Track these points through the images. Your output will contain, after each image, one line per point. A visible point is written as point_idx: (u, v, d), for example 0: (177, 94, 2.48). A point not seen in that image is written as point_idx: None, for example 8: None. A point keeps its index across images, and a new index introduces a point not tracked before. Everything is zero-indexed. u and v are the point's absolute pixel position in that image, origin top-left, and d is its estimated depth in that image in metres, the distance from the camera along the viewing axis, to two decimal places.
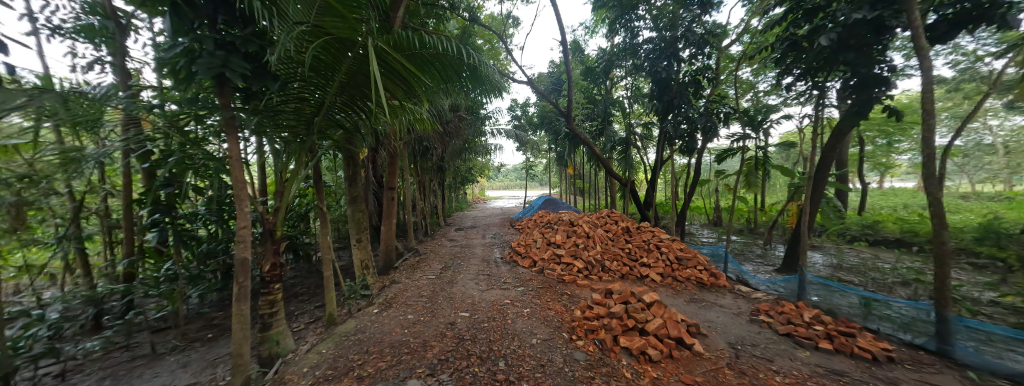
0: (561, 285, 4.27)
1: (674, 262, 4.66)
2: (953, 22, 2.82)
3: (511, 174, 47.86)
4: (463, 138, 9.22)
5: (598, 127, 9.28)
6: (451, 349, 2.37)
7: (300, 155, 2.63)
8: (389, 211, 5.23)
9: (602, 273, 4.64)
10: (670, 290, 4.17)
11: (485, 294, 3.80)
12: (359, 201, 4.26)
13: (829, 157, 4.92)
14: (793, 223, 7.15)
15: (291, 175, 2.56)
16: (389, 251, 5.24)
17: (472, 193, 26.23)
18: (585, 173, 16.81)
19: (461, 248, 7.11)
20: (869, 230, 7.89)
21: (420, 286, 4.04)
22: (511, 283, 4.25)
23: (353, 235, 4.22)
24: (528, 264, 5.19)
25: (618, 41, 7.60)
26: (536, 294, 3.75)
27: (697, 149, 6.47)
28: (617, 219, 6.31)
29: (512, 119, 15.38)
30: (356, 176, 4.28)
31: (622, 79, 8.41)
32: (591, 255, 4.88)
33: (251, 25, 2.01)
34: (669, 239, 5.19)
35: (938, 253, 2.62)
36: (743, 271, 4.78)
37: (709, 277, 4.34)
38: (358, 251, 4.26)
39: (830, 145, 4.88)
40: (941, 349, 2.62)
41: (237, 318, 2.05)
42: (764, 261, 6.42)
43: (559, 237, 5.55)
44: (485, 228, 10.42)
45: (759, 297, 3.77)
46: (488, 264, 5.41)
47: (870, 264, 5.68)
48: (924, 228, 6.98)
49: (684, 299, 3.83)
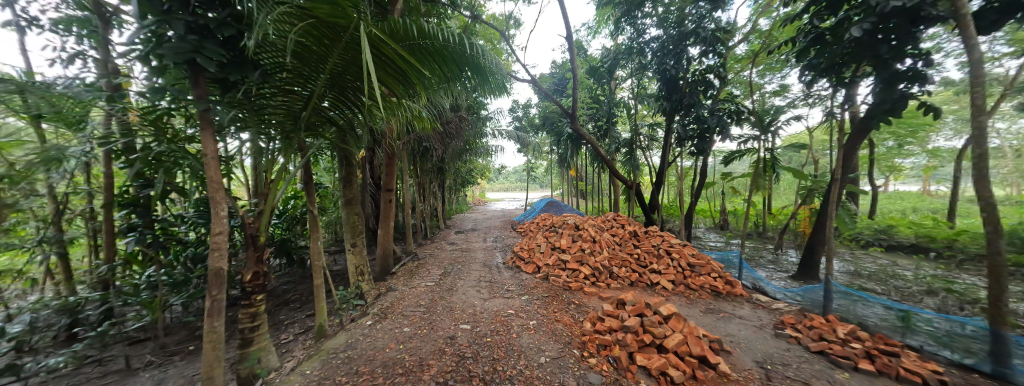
0: (568, 293, 4.04)
1: (686, 269, 4.43)
2: (1000, 11, 2.61)
3: (511, 176, 47.63)
4: (463, 139, 9.02)
5: (602, 128, 9.05)
6: (452, 370, 2.14)
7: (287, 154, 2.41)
8: (387, 214, 5.01)
9: (610, 281, 4.41)
10: (683, 299, 3.94)
11: (487, 304, 3.55)
12: (354, 203, 4.03)
13: (849, 159, 4.68)
14: (805, 228, 6.91)
15: (277, 177, 2.34)
16: (387, 256, 5.01)
17: (472, 196, 26.02)
18: (587, 176, 16.59)
19: (462, 251, 6.88)
20: (882, 235, 7.65)
21: (418, 294, 3.80)
22: (515, 292, 4.00)
23: (348, 240, 3.99)
24: (532, 270, 4.95)
25: (623, 40, 7.37)
26: (542, 304, 3.51)
27: (708, 151, 5.93)
28: (623, 222, 6.07)
29: (513, 121, 15.18)
30: (352, 178, 4.06)
31: (628, 79, 8.21)
32: (598, 261, 4.65)
33: (230, 7, 1.77)
34: (679, 243, 4.95)
35: (994, 266, 2.37)
36: (759, 278, 4.54)
37: (724, 285, 4.11)
38: (353, 257, 4.02)
39: (851, 145, 4.64)
40: (997, 371, 2.38)
41: (210, 337, 1.80)
42: (777, 267, 6.17)
43: (564, 241, 5.30)
44: (485, 231, 10.17)
45: (780, 308, 3.53)
46: (489, 270, 5.18)
47: (890, 271, 5.43)
48: (941, 234, 6.74)
49: (700, 309, 3.59)
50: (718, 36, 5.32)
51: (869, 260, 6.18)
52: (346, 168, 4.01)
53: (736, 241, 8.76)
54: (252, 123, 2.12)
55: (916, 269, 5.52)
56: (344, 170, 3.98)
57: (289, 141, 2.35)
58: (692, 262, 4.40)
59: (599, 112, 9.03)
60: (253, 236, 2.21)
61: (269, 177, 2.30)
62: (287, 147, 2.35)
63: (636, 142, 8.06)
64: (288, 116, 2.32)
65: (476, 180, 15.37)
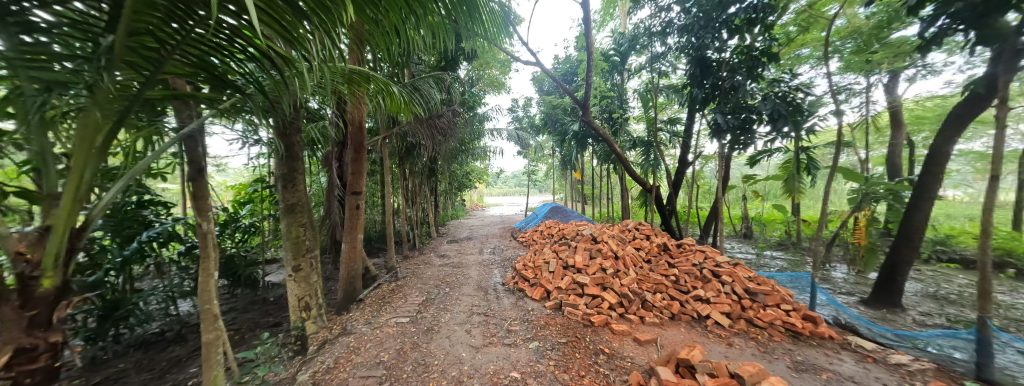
0: (590, 334, 2.98)
1: (743, 297, 3.36)
2: None
3: (509, 180, 46.47)
4: (458, 136, 7.97)
5: (615, 124, 8.01)
6: None
7: (98, 119, 1.28)
8: (354, 222, 3.95)
9: (643, 312, 3.38)
10: (751, 344, 2.86)
11: (480, 357, 2.46)
12: (299, 211, 2.96)
13: (938, 156, 3.75)
14: (859, 239, 5.85)
15: (78, 162, 1.24)
16: (353, 278, 3.90)
17: (471, 201, 25.13)
18: (592, 179, 15.59)
19: (454, 266, 5.81)
20: (941, 246, 6.67)
21: (382, 339, 2.70)
22: (519, 333, 2.89)
23: (288, 261, 2.92)
24: (540, 296, 3.88)
25: (642, 19, 6.32)
26: (561, 359, 2.43)
27: (752, 146, 4.79)
28: (648, 233, 5.01)
29: (514, 120, 14.18)
30: (298, 177, 2.98)
31: (643, 67, 7.16)
32: (625, 286, 3.62)
33: None
34: (726, 260, 3.87)
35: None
36: (841, 308, 3.46)
37: (800, 321, 3.03)
38: (294, 285, 2.93)
39: (944, 138, 3.73)
40: None
41: None
42: (834, 286, 5.08)
43: (579, 258, 4.22)
44: (483, 240, 9.00)
45: (908, 366, 2.44)
46: (485, 294, 4.11)
47: (986, 295, 4.37)
48: (1021, 246, 5.72)
49: (784, 363, 2.53)
50: (771, 2, 4.26)
51: (946, 278, 5.13)
52: (289, 161, 2.94)
53: (770, 252, 7.68)
54: (9, 51, 1.03)
55: (1014, 293, 4.47)
56: (285, 165, 2.91)
57: (133, 103, 1.34)
58: (751, 288, 3.33)
59: (613, 105, 7.99)
60: (26, 281, 1.17)
61: (73, 161, 1.25)
62: (123, 112, 1.32)
63: (656, 140, 7.06)
64: (127, 58, 1.30)
65: (473, 184, 14.37)
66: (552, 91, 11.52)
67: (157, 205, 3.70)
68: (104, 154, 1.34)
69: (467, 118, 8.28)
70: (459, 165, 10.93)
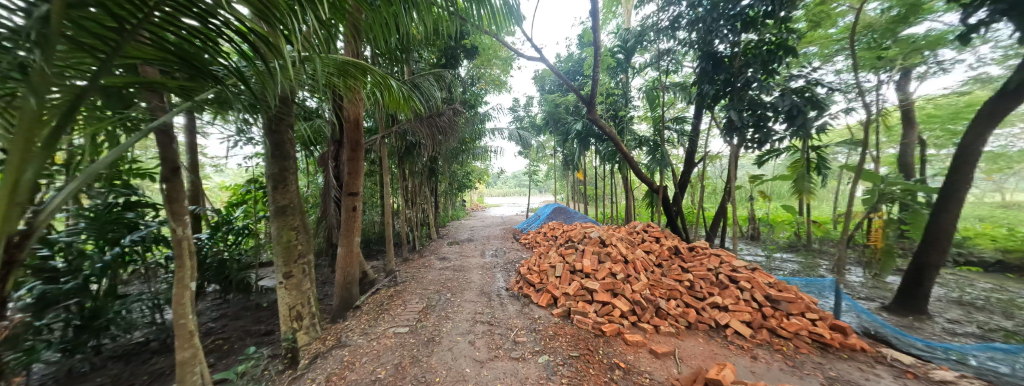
0: (603, 345, 2.78)
1: (764, 304, 3.16)
2: None
3: (508, 181, 46.29)
4: (459, 136, 7.78)
5: (620, 123, 7.80)
6: None
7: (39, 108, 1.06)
8: (350, 225, 3.74)
9: (657, 320, 3.17)
10: (777, 357, 2.66)
11: (486, 373, 2.26)
12: (290, 213, 2.76)
13: (968, 155, 3.56)
14: (875, 241, 5.65)
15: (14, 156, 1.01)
16: (349, 284, 3.70)
17: (471, 202, 24.93)
18: (594, 180, 15.36)
19: (455, 270, 5.61)
20: (958, 249, 6.47)
21: (380, 353, 2.51)
22: (527, 345, 2.69)
23: (279, 268, 2.72)
24: (547, 303, 3.67)
25: (650, 14, 6.11)
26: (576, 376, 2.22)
27: (774, 142, 4.44)
28: (658, 236, 4.81)
29: (514, 120, 13.98)
30: (290, 177, 2.78)
31: (650, 64, 6.95)
32: (637, 292, 3.42)
33: None
34: (743, 265, 3.65)
35: None
36: (867, 315, 3.27)
37: (828, 331, 2.82)
38: (285, 294, 2.72)
39: (973, 137, 3.54)
40: None
41: None
42: (852, 291, 4.87)
43: (587, 262, 4.01)
44: (484, 242, 8.78)
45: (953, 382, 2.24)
46: (489, 300, 3.91)
47: (1014, 301, 4.17)
48: None
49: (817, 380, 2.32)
50: None
51: (968, 282, 4.93)
52: (279, 159, 2.73)
53: (780, 254, 7.46)
54: None
55: None
56: (276, 163, 2.71)
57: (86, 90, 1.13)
58: (773, 295, 3.12)
59: (618, 103, 7.77)
60: None
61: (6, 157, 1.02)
62: (72, 99, 1.11)
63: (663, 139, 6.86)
64: (75, 38, 1.10)
65: (473, 184, 14.16)
66: (555, 90, 11.33)
67: (145, 207, 3.53)
68: (49, 150, 1.13)
69: (468, 117, 8.08)
70: (460, 165, 10.73)
